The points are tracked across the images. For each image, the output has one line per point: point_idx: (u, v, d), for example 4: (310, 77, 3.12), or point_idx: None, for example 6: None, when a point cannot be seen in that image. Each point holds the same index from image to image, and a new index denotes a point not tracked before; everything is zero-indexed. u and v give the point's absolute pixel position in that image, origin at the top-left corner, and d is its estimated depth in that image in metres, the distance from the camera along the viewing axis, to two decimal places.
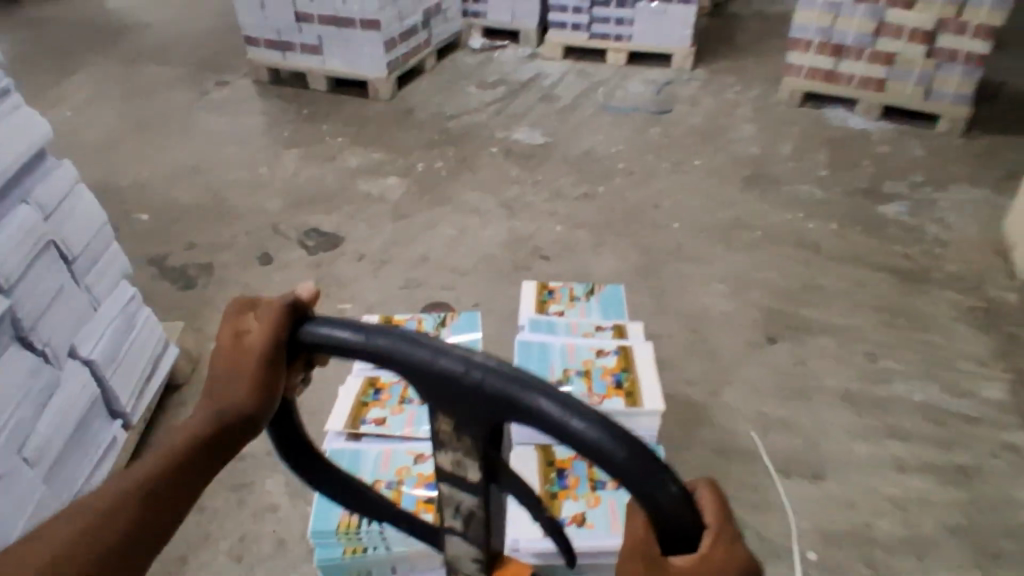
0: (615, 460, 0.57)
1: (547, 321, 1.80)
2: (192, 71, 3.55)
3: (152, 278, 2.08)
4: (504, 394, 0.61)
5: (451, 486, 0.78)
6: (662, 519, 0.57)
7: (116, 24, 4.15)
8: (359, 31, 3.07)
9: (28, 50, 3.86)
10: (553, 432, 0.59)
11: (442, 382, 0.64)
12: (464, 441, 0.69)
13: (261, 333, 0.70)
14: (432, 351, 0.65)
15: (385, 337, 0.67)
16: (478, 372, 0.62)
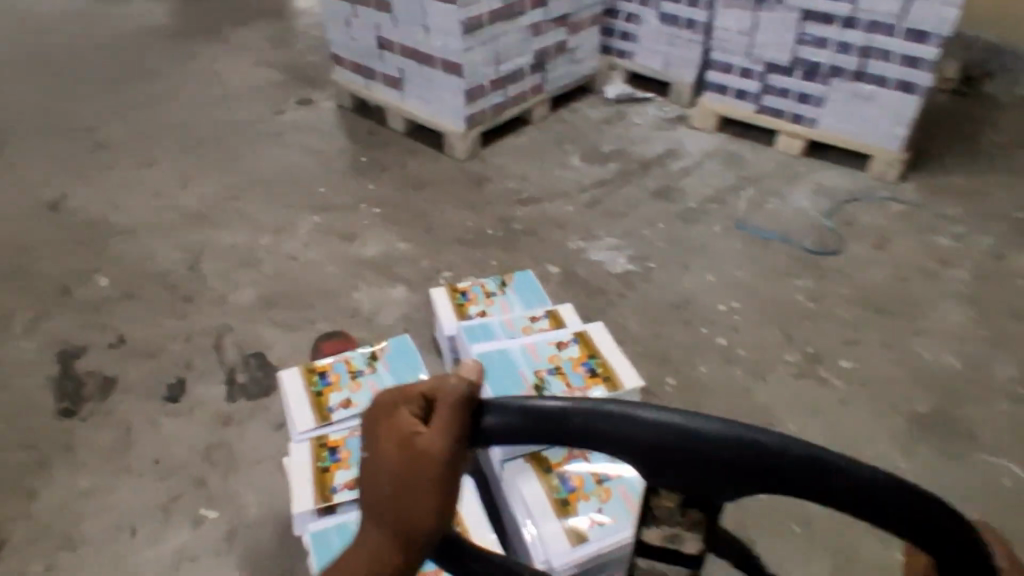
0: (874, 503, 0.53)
1: (486, 328, 1.64)
2: (282, 80, 3.17)
3: (39, 385, 1.65)
4: (767, 457, 0.54)
5: (650, 561, 0.72)
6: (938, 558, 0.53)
7: (244, 11, 3.90)
8: (440, 71, 2.46)
9: (153, 28, 3.71)
10: (840, 494, 0.53)
11: (688, 459, 0.57)
12: (690, 513, 0.65)
13: (437, 437, 0.63)
14: (667, 422, 0.57)
15: (592, 411, 0.60)
16: (734, 437, 0.55)
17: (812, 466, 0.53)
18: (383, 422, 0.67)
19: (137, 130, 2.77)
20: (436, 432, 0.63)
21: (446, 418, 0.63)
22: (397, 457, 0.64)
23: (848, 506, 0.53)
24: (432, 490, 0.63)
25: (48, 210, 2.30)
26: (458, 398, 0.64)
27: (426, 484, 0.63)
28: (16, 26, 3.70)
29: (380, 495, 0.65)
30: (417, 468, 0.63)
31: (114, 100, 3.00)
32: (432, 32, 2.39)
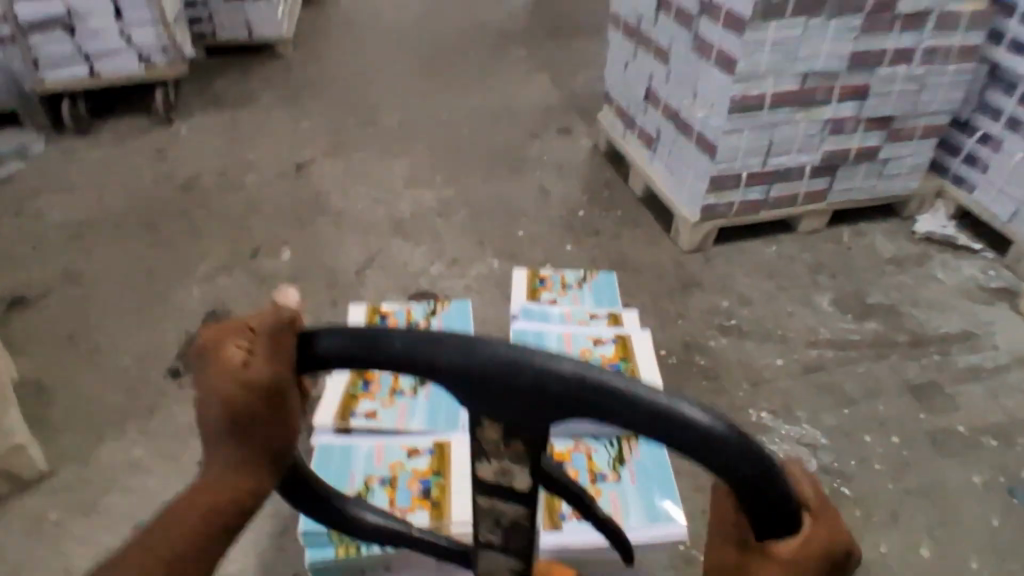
0: (708, 451, 0.58)
1: (542, 311, 1.81)
2: (553, 104, 3.05)
3: (173, 340, 1.74)
4: (650, 414, 0.58)
5: (494, 501, 0.81)
6: (772, 521, 0.60)
7: (560, 23, 3.87)
8: (693, 146, 2.07)
9: (475, 25, 3.87)
10: (709, 456, 0.58)
11: (529, 390, 0.61)
12: (516, 446, 0.70)
13: (262, 359, 0.67)
14: (554, 364, 0.60)
15: (476, 348, 0.62)
16: (613, 391, 0.58)
17: (630, 411, 0.58)
18: (201, 365, 0.68)
19: (403, 122, 2.88)
20: (262, 362, 0.67)
21: (268, 349, 0.68)
22: (231, 389, 0.67)
23: (687, 456, 0.59)
24: (270, 415, 0.69)
25: (292, 176, 2.49)
26: (279, 323, 0.69)
27: (262, 409, 0.68)
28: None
29: (216, 426, 0.68)
30: (250, 402, 0.67)
31: (405, 87, 3.18)
32: (699, 100, 2.00)
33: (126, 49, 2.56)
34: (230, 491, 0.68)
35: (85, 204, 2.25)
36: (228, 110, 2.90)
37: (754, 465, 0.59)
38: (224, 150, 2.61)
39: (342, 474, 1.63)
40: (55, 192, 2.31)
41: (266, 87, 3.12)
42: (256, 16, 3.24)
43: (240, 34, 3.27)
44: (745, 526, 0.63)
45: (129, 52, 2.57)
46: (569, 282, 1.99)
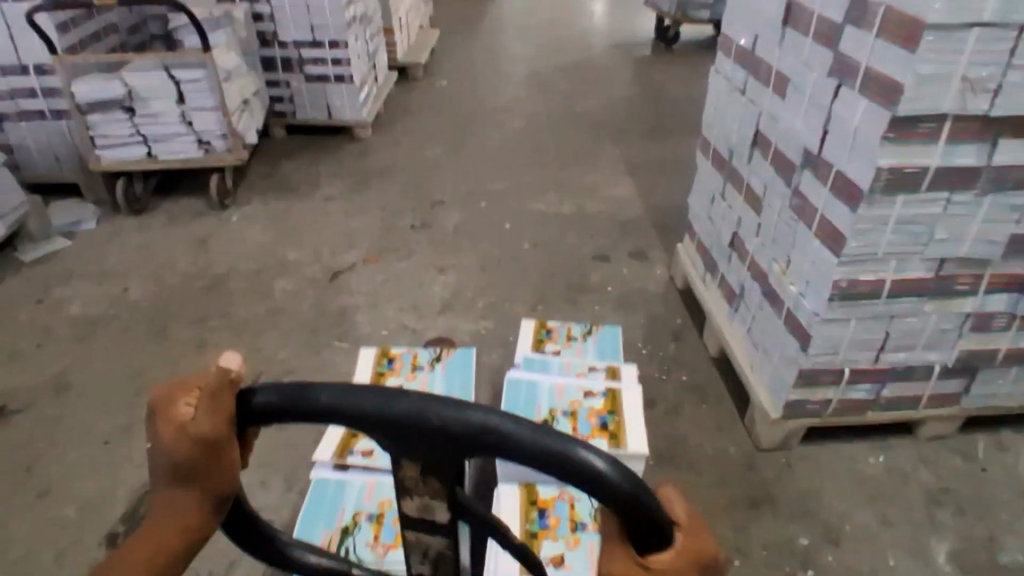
0: (601, 482, 0.58)
1: (542, 361, 1.87)
2: (633, 219, 2.69)
3: (124, 495, 1.56)
4: (543, 453, 0.58)
5: (417, 535, 0.71)
6: (654, 537, 0.59)
7: (661, 122, 3.53)
8: (782, 322, 1.62)
9: (568, 117, 3.61)
10: (603, 494, 0.58)
11: (426, 431, 0.60)
12: (432, 485, 0.65)
13: (205, 418, 0.64)
14: (456, 413, 0.60)
15: (391, 397, 0.62)
16: (504, 433, 0.58)
17: (521, 445, 0.58)
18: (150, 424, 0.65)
19: (461, 226, 2.62)
20: (202, 418, 0.64)
21: (211, 400, 0.64)
22: (176, 449, 0.64)
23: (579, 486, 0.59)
24: (215, 465, 0.66)
25: (323, 283, 2.28)
26: (223, 381, 0.66)
27: (198, 464, 0.65)
28: (483, 83, 4.06)
29: (160, 476, 0.65)
30: (188, 457, 0.64)
31: (474, 185, 2.94)
32: (794, 267, 1.57)
33: (187, 133, 2.50)
34: (169, 552, 0.64)
35: (107, 299, 2.18)
36: (285, 194, 2.79)
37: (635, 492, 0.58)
38: (264, 244, 2.47)
39: (329, 511, 1.67)
40: (84, 281, 2.27)
41: (333, 172, 2.99)
42: (336, 98, 3.10)
43: (318, 114, 3.15)
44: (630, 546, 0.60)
45: (189, 136, 2.51)
46: (575, 335, 2.03)
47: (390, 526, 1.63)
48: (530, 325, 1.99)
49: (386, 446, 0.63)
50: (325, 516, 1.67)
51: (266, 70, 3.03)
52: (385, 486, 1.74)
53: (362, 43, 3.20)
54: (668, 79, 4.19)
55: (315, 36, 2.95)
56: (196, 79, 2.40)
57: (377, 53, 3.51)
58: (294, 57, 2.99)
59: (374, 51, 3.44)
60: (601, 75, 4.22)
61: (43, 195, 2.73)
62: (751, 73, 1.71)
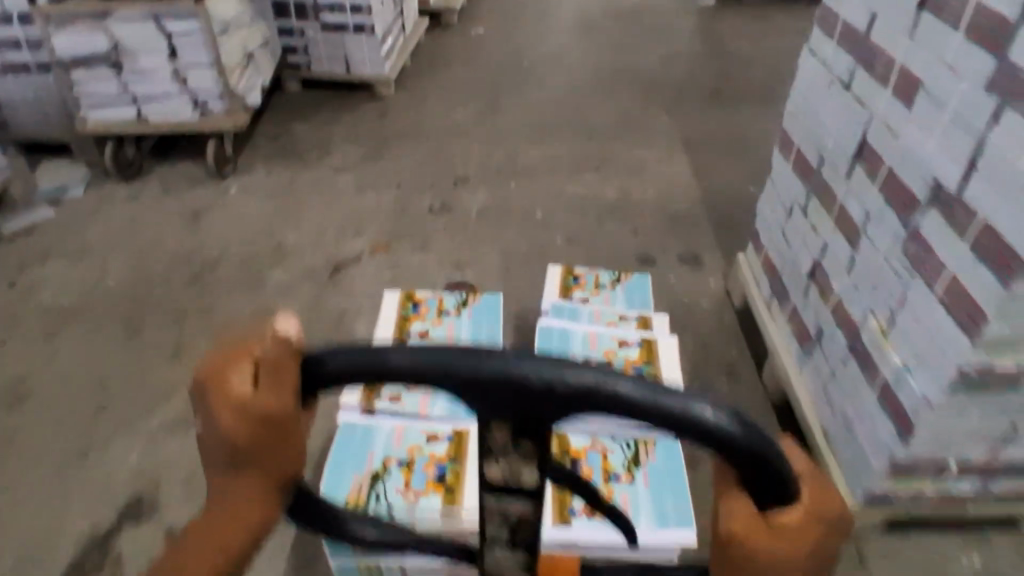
0: (721, 438, 0.55)
1: (571, 308, 1.81)
2: (685, 210, 2.32)
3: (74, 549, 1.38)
4: (661, 414, 0.55)
5: (499, 497, 0.74)
6: (772, 494, 0.57)
7: (724, 87, 3.08)
8: (873, 392, 1.28)
9: (618, 76, 3.17)
10: (725, 449, 0.56)
11: (521, 395, 0.56)
12: (523, 445, 0.63)
13: (262, 398, 0.60)
14: (559, 374, 0.55)
15: (481, 354, 0.56)
16: (611, 396, 0.54)
17: (628, 408, 0.54)
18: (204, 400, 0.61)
19: (486, 211, 2.29)
20: (265, 393, 0.60)
21: (269, 372, 0.60)
22: (237, 429, 0.60)
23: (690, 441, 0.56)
24: (281, 441, 0.63)
25: (322, 278, 2.00)
26: (280, 355, 0.60)
27: (265, 443, 0.62)
28: (527, 28, 3.61)
29: (223, 455, 0.63)
30: (253, 437, 0.61)
31: (505, 156, 2.58)
32: (895, 327, 1.22)
33: (179, 92, 2.16)
34: (247, 518, 0.65)
35: (84, 289, 1.96)
36: (291, 159, 2.47)
37: (753, 449, 0.56)
38: (261, 222, 2.18)
39: (352, 452, 1.42)
40: (61, 261, 2.04)
41: (346, 132, 2.65)
42: (356, 49, 2.73)
43: (335, 67, 2.79)
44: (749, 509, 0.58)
45: (182, 95, 2.17)
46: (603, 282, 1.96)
47: (420, 471, 1.41)
48: (557, 270, 1.92)
49: (472, 409, 0.59)
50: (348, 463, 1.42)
51: (277, 15, 2.67)
52: (415, 428, 1.50)
53: None
54: (736, 34, 3.67)
55: None
56: (187, 31, 2.04)
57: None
58: (308, 2, 2.62)
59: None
60: (660, 24, 3.71)
61: (31, 153, 2.49)
62: (863, 63, 1.30)
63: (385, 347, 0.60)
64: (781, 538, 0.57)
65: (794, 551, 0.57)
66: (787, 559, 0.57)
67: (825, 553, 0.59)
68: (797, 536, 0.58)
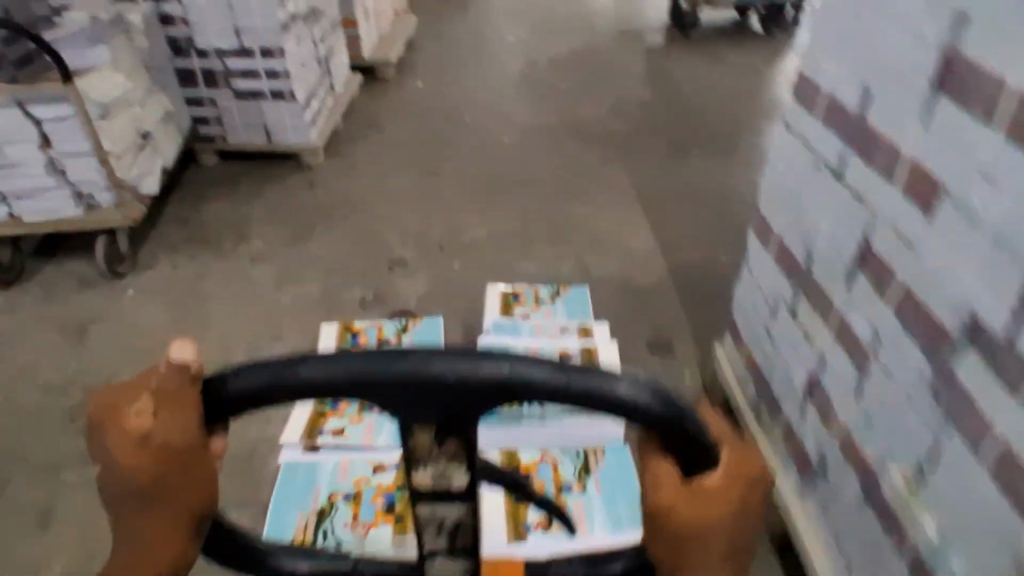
0: (637, 413, 0.64)
1: (513, 326, 1.84)
2: (649, 286, 2.07)
3: None
4: (583, 392, 0.62)
5: (437, 495, 0.78)
6: (696, 462, 0.67)
7: (681, 138, 2.88)
8: (902, 556, 1.02)
9: (567, 130, 2.95)
10: (652, 423, 0.64)
11: (446, 390, 0.61)
12: (454, 435, 0.66)
13: (162, 431, 0.63)
14: (478, 367, 0.61)
15: (408, 359, 0.61)
16: (522, 377, 0.61)
17: (532, 386, 0.61)
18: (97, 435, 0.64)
19: (427, 301, 2.02)
20: (166, 421, 0.63)
21: (169, 400, 0.63)
22: (140, 459, 0.63)
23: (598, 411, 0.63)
24: (184, 468, 0.66)
25: None
26: (176, 385, 0.64)
27: (168, 473, 0.65)
28: (469, 81, 3.40)
29: (126, 491, 0.65)
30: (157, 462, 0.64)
31: (446, 230, 2.31)
32: (921, 481, 0.98)
33: (59, 185, 1.85)
34: (157, 549, 0.68)
35: None
36: (202, 248, 2.16)
37: (668, 419, 0.64)
38: (162, 332, 1.87)
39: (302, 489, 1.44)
40: None
41: (267, 211, 2.34)
42: (276, 117, 2.45)
43: (254, 138, 2.50)
44: (675, 474, 0.68)
45: (62, 189, 1.85)
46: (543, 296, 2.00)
47: (367, 503, 1.41)
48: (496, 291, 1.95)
49: (397, 409, 0.63)
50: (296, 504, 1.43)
51: (184, 85, 2.38)
52: (359, 460, 1.49)
53: (309, 46, 2.54)
54: (689, 78, 3.50)
55: (243, 43, 2.29)
56: (61, 115, 1.74)
57: (333, 56, 2.85)
58: (218, 69, 2.34)
59: (327, 55, 2.78)
60: (609, 71, 3.52)
61: None
62: (857, 148, 1.07)
63: (296, 360, 0.63)
64: (704, 494, 0.67)
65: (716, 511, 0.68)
66: (708, 512, 0.67)
67: (746, 507, 0.69)
68: (721, 497, 0.67)
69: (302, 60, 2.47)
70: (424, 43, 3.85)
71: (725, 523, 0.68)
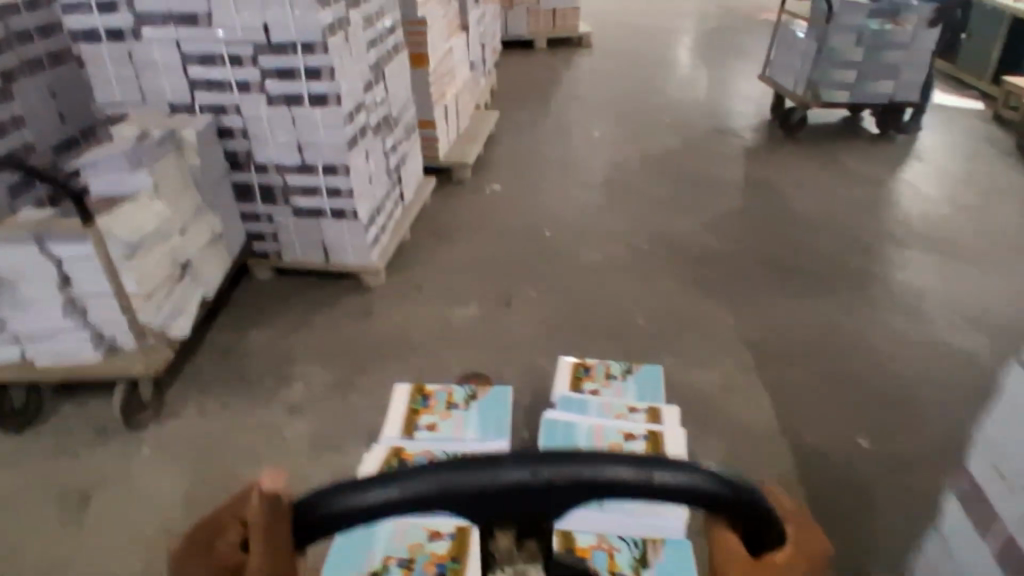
0: (717, 494, 0.49)
1: (581, 400, 1.74)
2: (766, 481, 1.62)
3: None
4: (662, 483, 0.47)
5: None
6: (769, 540, 0.50)
7: (795, 268, 2.44)
8: None
9: (658, 252, 2.58)
10: (724, 504, 0.49)
11: (528, 497, 0.46)
12: (531, 549, 0.48)
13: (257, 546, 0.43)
14: (563, 466, 0.46)
15: (482, 469, 0.46)
16: (602, 477, 0.46)
17: (621, 485, 0.46)
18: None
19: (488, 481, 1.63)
20: (258, 540, 0.44)
21: (262, 530, 0.44)
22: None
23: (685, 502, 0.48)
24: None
25: None
26: (267, 499, 0.46)
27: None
28: (552, 185, 3.11)
29: None
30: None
31: (515, 381, 1.96)
32: None
33: (78, 327, 1.65)
34: None
35: None
36: (235, 392, 1.89)
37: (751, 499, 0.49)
38: (171, 513, 1.58)
39: (353, 553, 1.29)
40: None
41: (314, 344, 2.07)
42: (335, 236, 2.21)
43: (310, 256, 2.26)
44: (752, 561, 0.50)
45: (81, 331, 1.65)
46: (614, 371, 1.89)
47: None
48: (566, 364, 1.86)
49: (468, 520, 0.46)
50: (346, 568, 1.28)
51: (240, 199, 2.19)
52: None
53: (379, 158, 2.33)
54: (798, 185, 3.06)
55: (305, 158, 2.08)
56: (81, 254, 1.55)
57: (404, 164, 2.63)
58: (277, 185, 2.14)
59: (398, 162, 2.55)
60: (705, 178, 3.15)
61: None
62: None
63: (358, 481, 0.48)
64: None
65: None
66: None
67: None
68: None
69: (368, 175, 2.24)
70: (504, 139, 3.63)
71: None
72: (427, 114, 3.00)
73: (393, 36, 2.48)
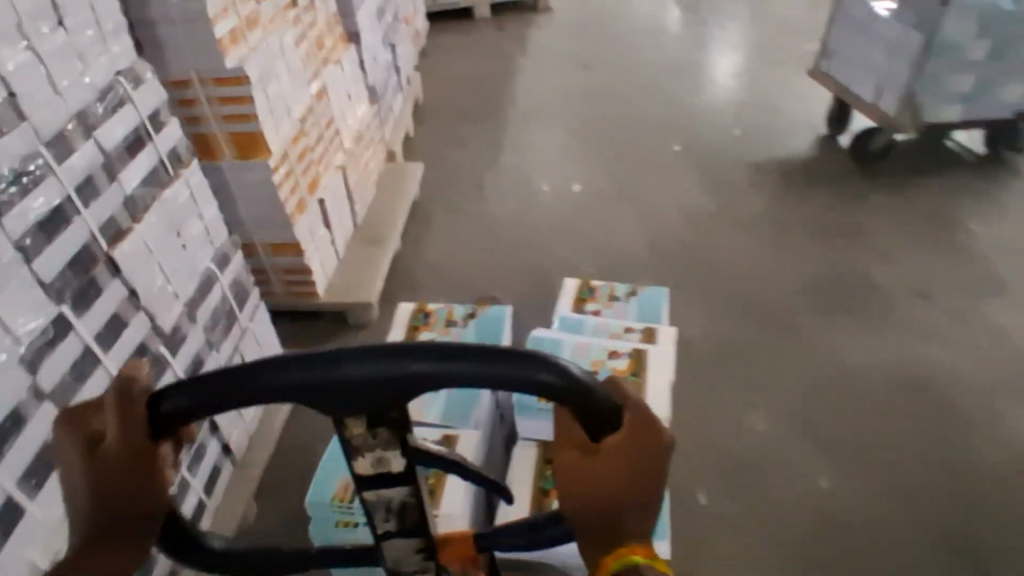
0: (558, 387, 0.50)
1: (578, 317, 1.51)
2: None
3: None
4: (502, 381, 0.49)
5: (375, 494, 0.58)
6: (606, 422, 0.52)
7: (976, 544, 1.37)
8: None
9: (728, 512, 1.43)
10: (570, 399, 0.50)
11: (374, 387, 0.48)
12: (383, 435, 0.53)
13: (119, 429, 0.50)
14: (402, 367, 0.48)
15: (334, 361, 0.48)
16: (438, 376, 0.48)
17: (459, 381, 0.48)
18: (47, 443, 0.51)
19: None
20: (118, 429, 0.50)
21: (124, 415, 0.50)
22: (114, 457, 0.50)
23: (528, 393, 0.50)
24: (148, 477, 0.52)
25: None
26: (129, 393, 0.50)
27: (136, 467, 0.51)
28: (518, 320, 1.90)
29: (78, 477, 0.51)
30: (124, 473, 0.51)
31: None
32: None
33: None
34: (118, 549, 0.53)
35: None
36: None
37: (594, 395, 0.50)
38: None
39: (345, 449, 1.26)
40: None
41: None
42: None
43: None
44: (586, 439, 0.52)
45: None
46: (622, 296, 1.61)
47: None
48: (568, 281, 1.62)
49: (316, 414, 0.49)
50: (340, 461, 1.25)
51: None
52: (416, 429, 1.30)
53: None
54: (912, 294, 1.89)
55: None
56: None
57: None
58: None
59: None
60: (765, 285, 1.95)
61: None
62: None
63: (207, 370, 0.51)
64: (610, 461, 0.52)
65: (620, 472, 0.52)
66: (609, 480, 0.53)
67: (652, 489, 0.54)
68: (630, 461, 0.52)
69: None
70: (435, 213, 2.32)
71: (640, 492, 0.54)
72: (288, 237, 1.68)
73: (142, 156, 1.14)
